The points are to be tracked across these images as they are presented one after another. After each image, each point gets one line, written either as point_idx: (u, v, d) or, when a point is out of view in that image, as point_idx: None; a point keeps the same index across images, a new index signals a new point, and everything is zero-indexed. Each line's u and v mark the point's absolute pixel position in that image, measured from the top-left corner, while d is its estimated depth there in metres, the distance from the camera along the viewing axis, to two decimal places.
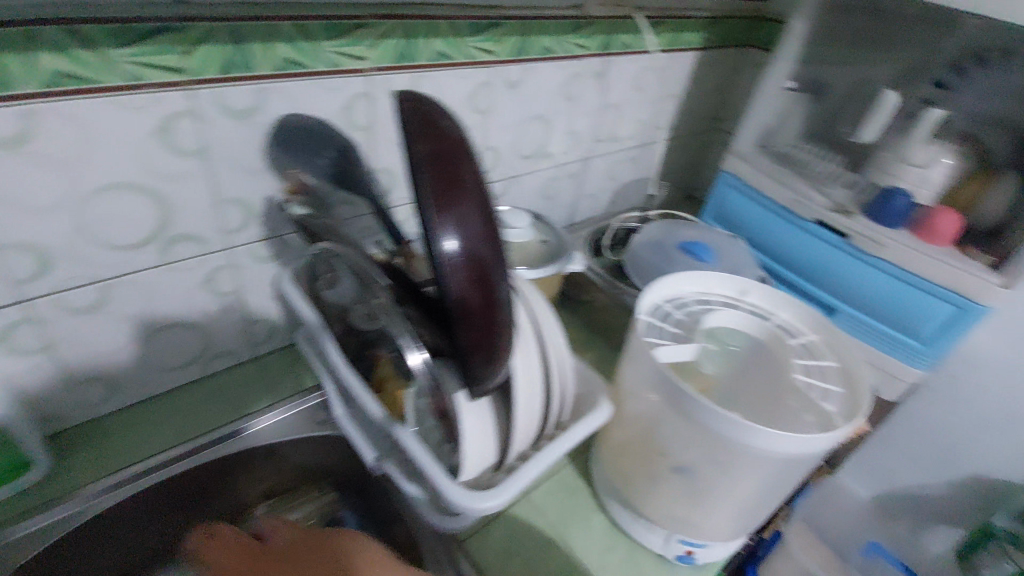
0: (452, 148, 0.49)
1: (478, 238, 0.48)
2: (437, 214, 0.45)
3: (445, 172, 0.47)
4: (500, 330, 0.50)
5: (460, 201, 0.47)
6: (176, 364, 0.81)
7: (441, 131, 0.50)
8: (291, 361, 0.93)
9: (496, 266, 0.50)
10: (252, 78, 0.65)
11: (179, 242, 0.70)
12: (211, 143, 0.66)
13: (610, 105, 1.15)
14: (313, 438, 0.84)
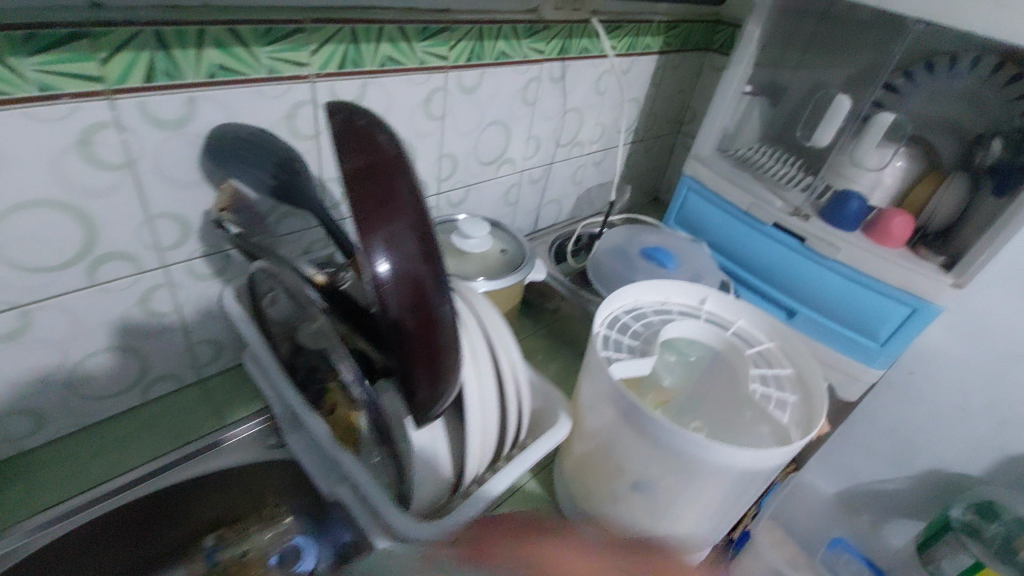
0: (387, 159, 0.37)
1: (415, 258, 0.37)
2: (360, 235, 0.35)
3: (370, 185, 0.36)
4: (448, 354, 0.38)
5: (391, 218, 0.36)
6: (112, 392, 0.67)
7: (372, 141, 0.38)
8: (238, 385, 0.76)
9: (437, 293, 0.38)
10: (327, 75, 0.64)
11: (108, 262, 0.58)
12: (141, 155, 0.55)
13: (591, 101, 1.03)
14: (267, 467, 0.68)
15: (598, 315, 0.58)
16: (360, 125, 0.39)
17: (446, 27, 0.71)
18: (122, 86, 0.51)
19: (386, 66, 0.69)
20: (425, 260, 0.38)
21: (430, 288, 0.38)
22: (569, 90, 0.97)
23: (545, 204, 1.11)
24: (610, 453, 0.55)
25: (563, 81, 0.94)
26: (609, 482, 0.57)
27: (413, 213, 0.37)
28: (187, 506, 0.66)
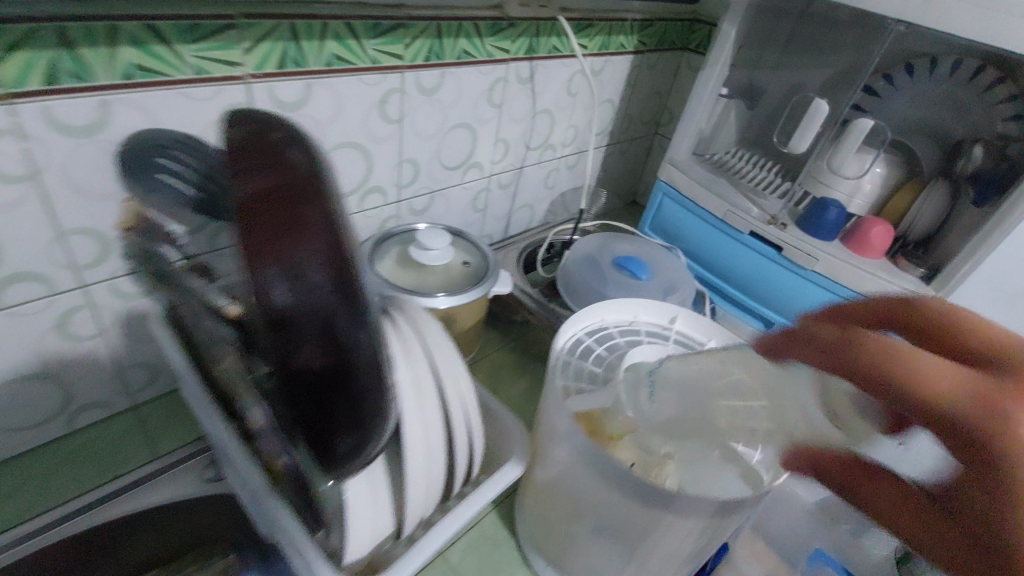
0: (298, 176, 0.33)
1: (323, 293, 0.35)
2: (253, 269, 0.34)
3: (271, 215, 0.33)
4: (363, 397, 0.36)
5: (294, 250, 0.34)
6: (30, 422, 0.61)
7: (286, 158, 0.34)
8: (173, 413, 0.71)
9: (349, 332, 0.35)
10: (265, 76, 0.58)
11: (14, 284, 0.52)
12: (46, 165, 0.49)
13: (562, 103, 0.98)
14: (206, 501, 0.63)
15: (558, 341, 0.55)
16: (276, 138, 0.34)
17: (400, 23, 0.66)
18: (19, 89, 0.45)
19: (333, 65, 0.63)
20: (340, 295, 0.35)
21: (345, 323, 0.35)
22: (539, 92, 0.92)
23: (515, 209, 1.07)
24: (570, 492, 0.52)
25: (531, 83, 0.89)
26: (570, 520, 0.53)
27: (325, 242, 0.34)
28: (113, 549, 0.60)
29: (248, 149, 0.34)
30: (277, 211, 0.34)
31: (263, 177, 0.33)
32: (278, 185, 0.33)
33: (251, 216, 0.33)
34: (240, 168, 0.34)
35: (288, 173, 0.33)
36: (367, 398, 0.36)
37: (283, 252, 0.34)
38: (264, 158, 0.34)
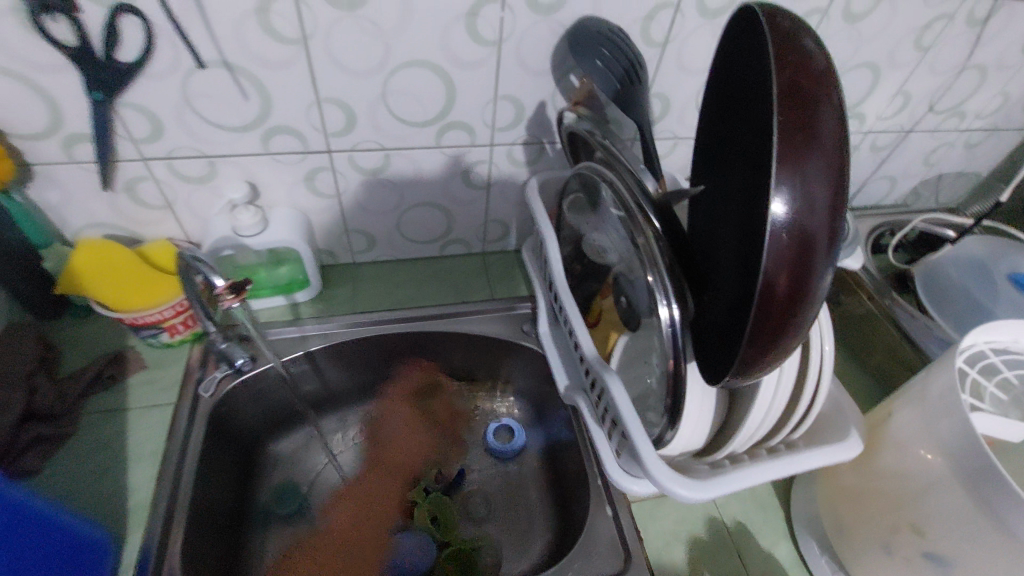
0: (819, 88, 0.32)
1: (822, 210, 0.32)
2: (777, 169, 0.32)
3: (801, 113, 0.32)
4: (792, 331, 0.35)
5: (811, 155, 0.32)
6: (421, 239, 0.77)
7: (812, 58, 0.33)
8: (510, 268, 0.81)
9: (822, 256, 0.33)
10: None
11: (453, 130, 0.64)
12: (510, 35, 0.56)
13: (1006, 62, 0.73)
14: (514, 346, 0.75)
15: (961, 342, 0.46)
16: (784, 27, 0.34)
17: None
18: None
19: None
20: (830, 216, 0.32)
21: (819, 248, 0.33)
22: (984, 40, 0.69)
23: (873, 179, 0.88)
24: (909, 499, 0.46)
25: (980, 27, 0.67)
26: (887, 533, 0.48)
27: (830, 158, 0.32)
28: (453, 354, 0.77)
29: (791, 43, 0.33)
30: (811, 111, 0.32)
31: (755, 78, 0.36)
32: (812, 84, 0.32)
33: (798, 114, 0.32)
34: (785, 58, 0.33)
35: (811, 80, 0.32)
36: (792, 339, 0.35)
37: (744, 163, 0.38)
38: (800, 43, 0.33)
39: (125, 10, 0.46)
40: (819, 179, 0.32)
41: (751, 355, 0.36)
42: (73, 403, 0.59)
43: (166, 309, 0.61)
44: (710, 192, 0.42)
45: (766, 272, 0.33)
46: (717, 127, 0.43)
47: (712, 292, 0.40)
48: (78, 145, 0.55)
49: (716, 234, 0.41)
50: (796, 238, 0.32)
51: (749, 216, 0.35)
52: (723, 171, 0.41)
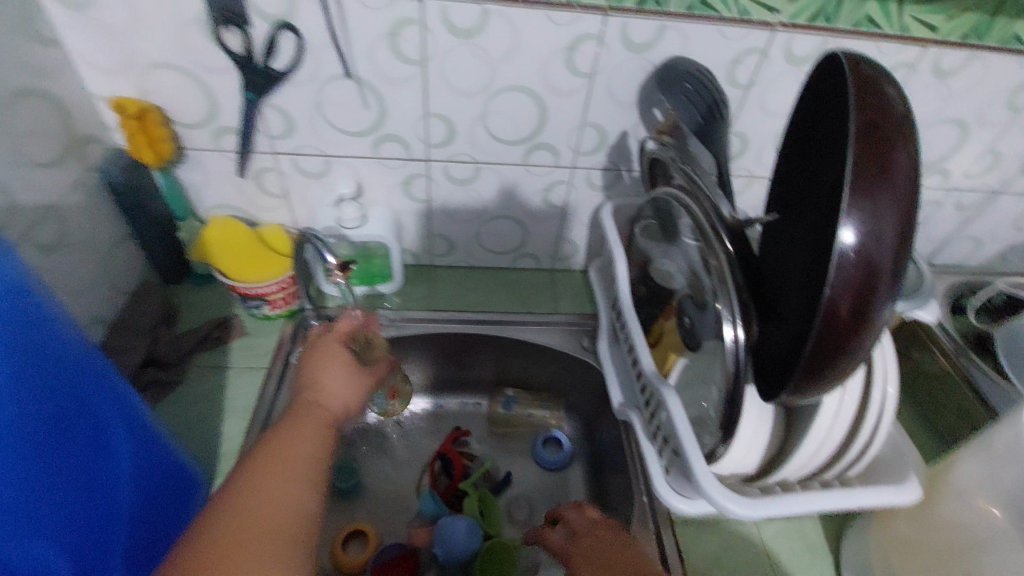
0: (894, 131, 0.35)
1: (889, 241, 0.34)
2: (847, 200, 0.34)
3: (874, 152, 0.34)
4: (851, 354, 0.36)
5: (881, 190, 0.34)
6: (495, 250, 0.83)
7: (891, 103, 0.36)
8: (575, 286, 0.85)
9: (885, 285, 0.34)
10: (792, 27, 0.59)
11: (540, 150, 0.69)
12: (603, 69, 0.61)
13: None
14: (572, 359, 0.78)
15: None
16: (866, 74, 0.37)
17: None
18: (618, 5, 0.56)
19: (858, 27, 0.59)
20: (895, 249, 0.34)
21: (883, 276, 0.34)
22: None
23: (955, 239, 0.86)
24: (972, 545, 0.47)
25: None
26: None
27: (900, 194, 0.34)
28: (513, 361, 0.81)
29: (871, 89, 0.36)
30: (885, 150, 0.34)
31: (836, 118, 0.38)
32: (888, 127, 0.35)
33: (873, 152, 0.34)
34: (864, 101, 0.35)
35: (887, 123, 0.35)
36: (849, 362, 0.37)
37: (818, 196, 0.40)
38: (880, 89, 0.36)
39: (284, 28, 0.56)
40: (889, 214, 0.34)
41: (806, 373, 0.38)
42: (186, 356, 0.68)
43: (273, 283, 0.69)
44: (784, 223, 0.45)
45: (831, 294, 0.35)
46: (794, 164, 0.46)
47: (778, 317, 0.42)
48: (225, 136, 0.65)
49: (784, 262, 0.43)
50: (862, 265, 0.34)
51: (820, 245, 0.38)
52: (798, 204, 0.43)
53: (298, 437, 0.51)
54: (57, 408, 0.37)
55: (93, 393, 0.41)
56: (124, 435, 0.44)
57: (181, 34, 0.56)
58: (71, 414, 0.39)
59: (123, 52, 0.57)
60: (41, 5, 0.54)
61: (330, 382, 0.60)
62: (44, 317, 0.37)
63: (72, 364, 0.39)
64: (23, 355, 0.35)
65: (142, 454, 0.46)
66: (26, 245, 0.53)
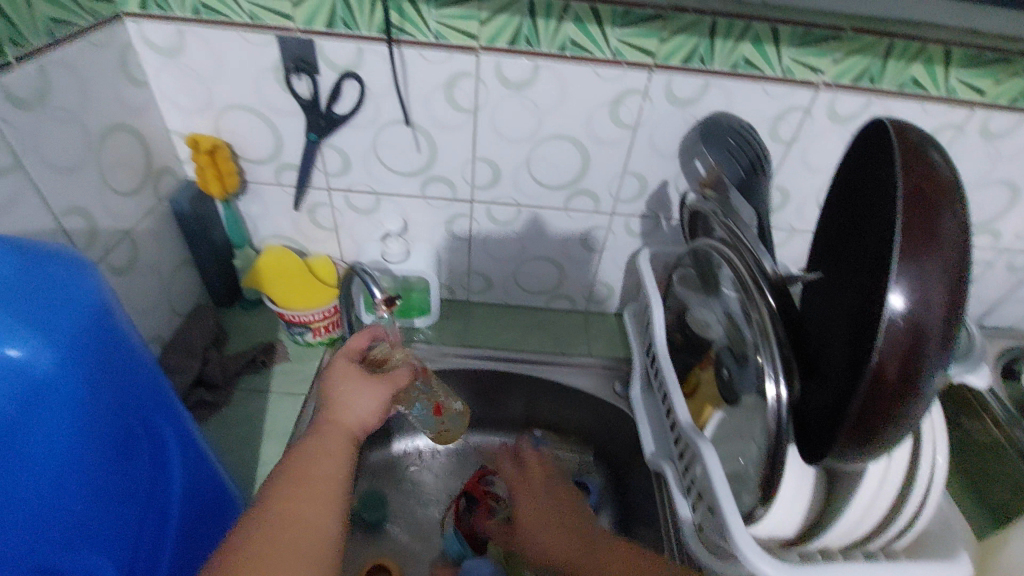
0: (943, 198, 0.35)
1: (938, 307, 0.34)
2: (895, 264, 0.34)
3: (922, 218, 0.34)
4: (900, 419, 0.35)
5: (930, 256, 0.34)
6: (531, 289, 0.84)
7: (939, 171, 0.36)
8: (609, 329, 0.86)
9: (935, 351, 0.34)
10: (836, 87, 0.60)
11: (581, 196, 0.71)
12: (647, 122, 0.64)
13: None
14: (603, 404, 0.77)
15: None
16: (912, 142, 0.38)
17: (1008, 57, 0.57)
18: (663, 63, 0.58)
19: (904, 89, 0.60)
20: (945, 315, 0.34)
21: (933, 342, 0.34)
22: None
23: (1007, 300, 0.83)
24: None
25: None
26: None
27: (951, 261, 0.34)
28: (543, 402, 0.81)
29: (919, 156, 0.36)
30: (934, 217, 0.34)
31: (882, 181, 0.39)
32: (937, 194, 0.35)
33: (921, 218, 0.34)
34: (911, 167, 0.36)
35: (936, 190, 0.35)
36: (898, 427, 0.36)
37: (865, 258, 0.40)
38: (928, 156, 0.37)
39: (349, 77, 0.60)
40: (939, 280, 0.34)
41: (853, 435, 0.37)
42: (231, 378, 0.70)
43: (317, 312, 0.72)
44: (830, 281, 0.45)
45: (878, 358, 0.34)
46: (840, 224, 0.46)
47: (823, 375, 0.41)
48: (286, 172, 0.69)
49: (829, 320, 0.43)
50: (910, 330, 0.34)
51: (868, 303, 0.37)
52: (844, 264, 0.43)
53: (318, 463, 0.49)
54: (126, 432, 0.38)
55: (159, 413, 0.41)
56: (183, 456, 0.45)
57: (256, 79, 0.61)
58: (138, 435, 0.39)
59: (204, 95, 0.63)
60: (137, 52, 0.60)
61: (353, 397, 0.56)
62: (127, 345, 0.37)
63: (145, 388, 0.39)
64: (105, 383, 0.35)
65: (195, 474, 0.47)
66: (101, 266, 0.57)
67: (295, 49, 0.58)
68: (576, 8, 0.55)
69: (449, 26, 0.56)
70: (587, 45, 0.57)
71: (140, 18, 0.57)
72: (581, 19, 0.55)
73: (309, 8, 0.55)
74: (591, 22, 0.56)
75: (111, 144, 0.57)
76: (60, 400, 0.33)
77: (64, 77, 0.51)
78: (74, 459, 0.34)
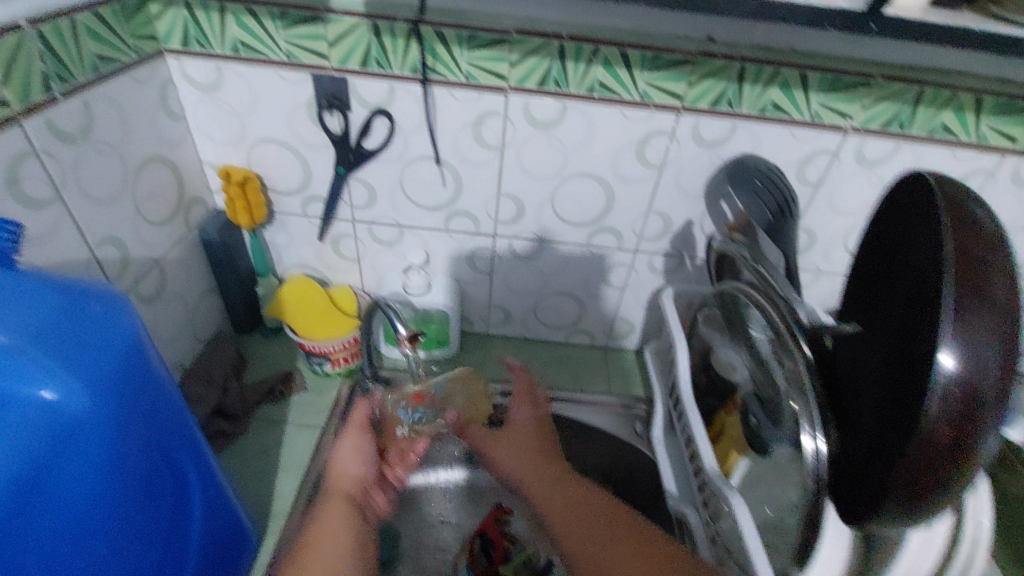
0: (996, 256, 0.34)
1: (995, 369, 0.32)
2: (948, 323, 0.33)
3: (975, 276, 0.33)
4: (952, 483, 0.34)
5: (984, 316, 0.33)
6: (551, 324, 0.83)
7: (988, 228, 0.35)
8: (629, 367, 0.84)
9: (990, 414, 0.32)
10: (866, 132, 0.60)
11: (604, 233, 0.71)
12: (673, 163, 0.64)
13: None
14: (622, 444, 0.75)
15: None
16: (956, 197, 0.37)
17: None
18: (691, 105, 0.59)
19: (934, 134, 0.60)
20: (1001, 377, 0.32)
21: (989, 405, 0.32)
22: None
23: None
24: None
25: None
26: None
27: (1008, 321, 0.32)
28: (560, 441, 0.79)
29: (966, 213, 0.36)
30: (987, 275, 0.33)
31: (925, 233, 0.38)
32: (989, 252, 0.34)
33: (974, 276, 0.33)
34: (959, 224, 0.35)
35: (988, 248, 0.34)
36: (950, 491, 0.34)
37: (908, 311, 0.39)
38: (976, 213, 0.36)
39: (380, 113, 0.61)
40: (995, 341, 0.32)
41: (902, 496, 0.35)
42: (250, 408, 0.70)
43: (338, 343, 0.72)
44: (868, 331, 0.44)
45: (929, 418, 0.33)
46: (879, 274, 0.45)
47: (861, 429, 0.40)
48: (313, 204, 0.70)
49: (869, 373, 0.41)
50: (964, 392, 0.32)
51: (911, 360, 0.36)
52: (883, 315, 0.42)
53: (323, 531, 0.47)
54: (151, 469, 0.37)
55: (185, 451, 0.41)
56: (203, 491, 0.44)
57: (289, 115, 0.62)
58: (164, 473, 0.39)
59: (238, 128, 0.64)
60: (176, 87, 0.61)
61: (340, 461, 0.54)
62: (157, 382, 0.37)
63: (172, 424, 0.39)
64: (134, 421, 0.35)
65: (215, 511, 0.46)
66: (130, 294, 0.58)
67: (329, 86, 0.59)
68: (606, 52, 0.55)
69: (481, 67, 0.57)
70: (615, 88, 0.58)
71: (182, 55, 0.59)
72: (611, 63, 0.56)
73: (345, 48, 0.57)
74: (620, 65, 0.56)
75: (147, 176, 0.58)
76: (90, 439, 0.32)
77: (108, 112, 0.52)
78: (101, 499, 0.34)
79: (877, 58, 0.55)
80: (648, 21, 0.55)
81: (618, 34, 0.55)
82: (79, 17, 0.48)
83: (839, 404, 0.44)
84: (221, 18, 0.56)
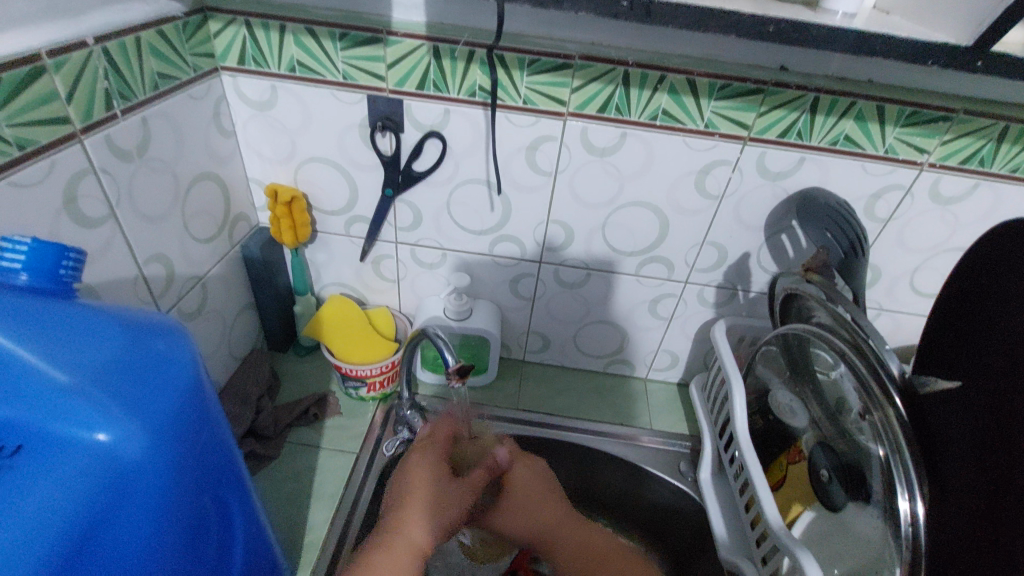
0: None
1: None
2: None
3: None
4: None
5: None
6: (592, 353, 0.81)
7: None
8: (671, 400, 0.81)
9: None
10: (942, 168, 0.57)
11: (655, 263, 0.69)
12: (733, 193, 0.61)
13: None
14: (666, 484, 0.71)
15: None
16: None
17: None
18: (758, 136, 0.56)
19: (1019, 171, 0.56)
20: None
21: None
22: None
23: None
24: None
25: None
26: None
27: None
28: (599, 476, 0.75)
29: None
30: None
31: None
32: None
33: None
34: None
35: None
36: None
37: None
38: None
39: (433, 136, 0.60)
40: None
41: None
42: (283, 429, 0.68)
43: (376, 367, 0.69)
44: (971, 388, 0.41)
45: None
46: (977, 327, 0.42)
47: (982, 501, 0.37)
48: (356, 224, 0.69)
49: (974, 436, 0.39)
50: None
51: None
52: (990, 376, 0.40)
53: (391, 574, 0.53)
54: (202, 514, 0.35)
55: (231, 491, 0.39)
56: (246, 530, 0.42)
57: (341, 134, 0.61)
58: (211, 516, 0.37)
59: (288, 146, 0.63)
60: (229, 104, 0.61)
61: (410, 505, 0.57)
62: (213, 421, 0.35)
63: (224, 464, 0.37)
64: (191, 465, 0.33)
65: (255, 549, 0.44)
66: (173, 312, 0.57)
67: (384, 108, 0.58)
68: (672, 80, 0.54)
69: (540, 91, 0.56)
70: (679, 115, 0.56)
71: (237, 72, 0.58)
72: (676, 90, 0.54)
73: (403, 70, 0.56)
74: (686, 93, 0.54)
75: (196, 193, 0.58)
76: (148, 486, 0.31)
77: (162, 127, 0.51)
78: (150, 550, 0.32)
79: (960, 92, 0.53)
80: (719, 49, 0.52)
81: (685, 60, 0.53)
82: (143, 35, 0.48)
83: (943, 469, 0.41)
84: (281, 37, 0.55)
